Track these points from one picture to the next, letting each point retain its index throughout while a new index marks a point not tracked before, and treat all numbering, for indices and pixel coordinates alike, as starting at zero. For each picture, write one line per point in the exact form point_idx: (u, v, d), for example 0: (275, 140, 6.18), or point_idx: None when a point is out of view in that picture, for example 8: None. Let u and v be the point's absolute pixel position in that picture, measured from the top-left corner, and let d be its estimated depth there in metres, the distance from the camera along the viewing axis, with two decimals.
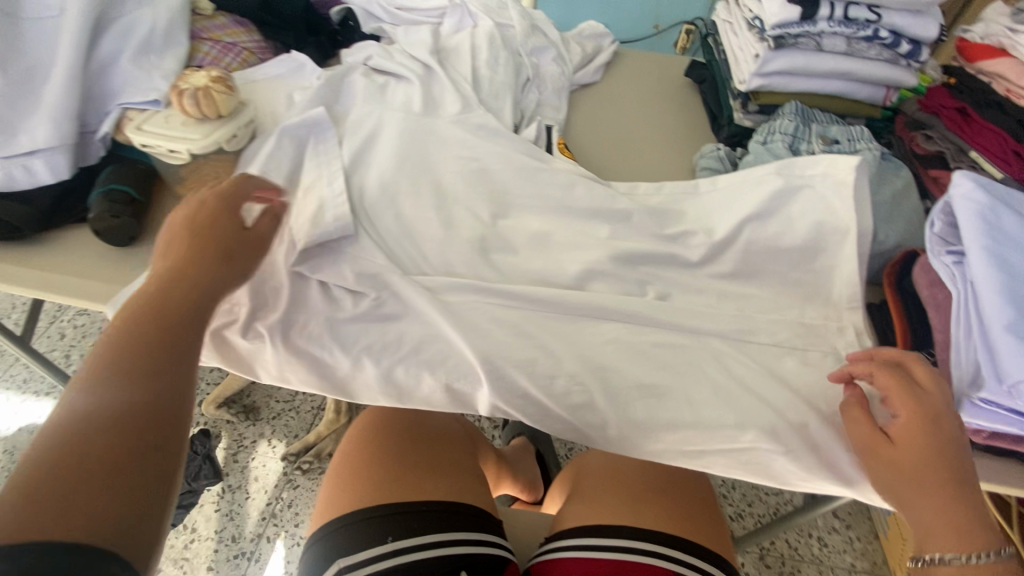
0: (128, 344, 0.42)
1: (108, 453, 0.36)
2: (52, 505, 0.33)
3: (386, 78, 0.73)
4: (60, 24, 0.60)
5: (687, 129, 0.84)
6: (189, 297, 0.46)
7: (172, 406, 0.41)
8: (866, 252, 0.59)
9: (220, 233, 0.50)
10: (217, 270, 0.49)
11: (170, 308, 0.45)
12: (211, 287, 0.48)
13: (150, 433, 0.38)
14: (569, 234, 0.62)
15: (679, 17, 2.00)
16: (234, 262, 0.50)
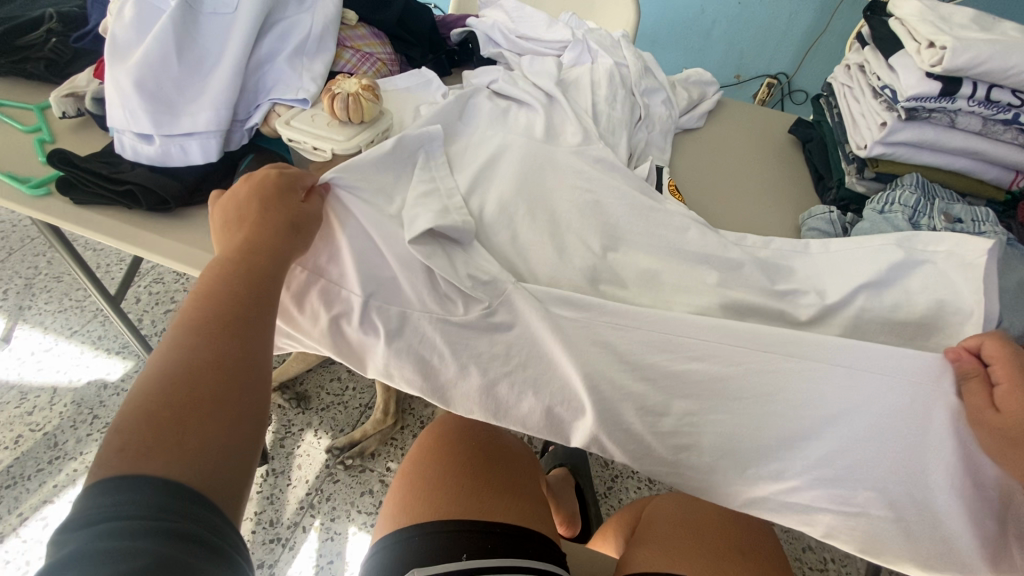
0: (205, 307, 0.45)
1: (193, 406, 0.39)
2: (154, 450, 0.36)
3: (508, 103, 0.76)
4: (232, 22, 0.66)
5: (793, 184, 0.84)
6: (255, 262, 0.49)
7: (242, 364, 0.44)
8: None
9: (281, 203, 0.53)
10: (283, 236, 0.51)
11: (240, 272, 0.48)
12: (276, 251, 0.50)
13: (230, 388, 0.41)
14: (677, 276, 0.63)
15: (763, 70, 2.00)
16: (301, 230, 0.52)
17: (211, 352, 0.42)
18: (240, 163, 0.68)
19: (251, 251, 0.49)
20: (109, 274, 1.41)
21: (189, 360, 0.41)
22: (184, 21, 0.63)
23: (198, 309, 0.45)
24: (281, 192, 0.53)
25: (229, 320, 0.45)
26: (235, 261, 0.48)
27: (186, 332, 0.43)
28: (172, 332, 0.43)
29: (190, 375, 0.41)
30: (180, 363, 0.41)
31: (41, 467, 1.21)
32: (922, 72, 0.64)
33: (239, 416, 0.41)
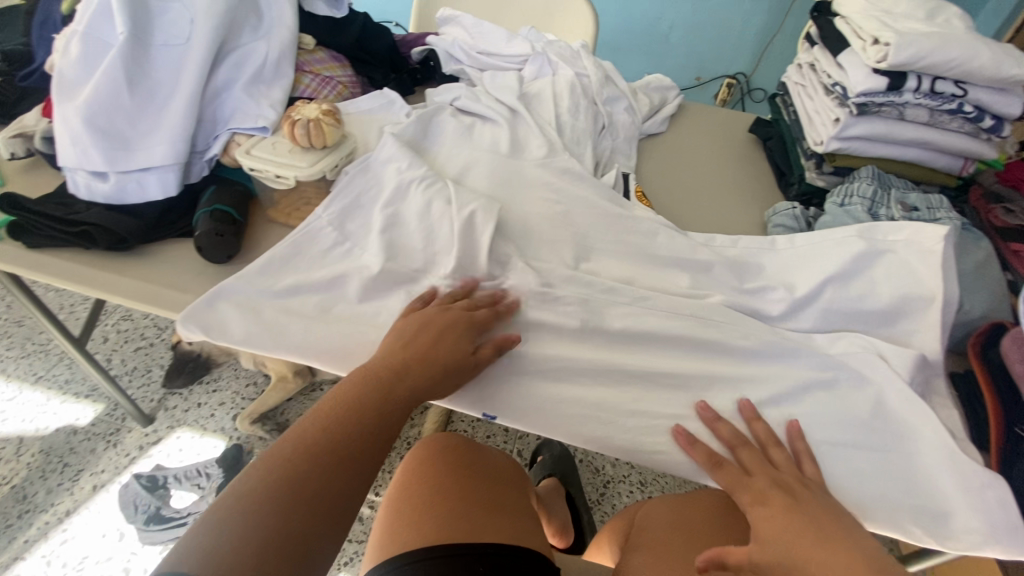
0: (314, 437, 0.47)
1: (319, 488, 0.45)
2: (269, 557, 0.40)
3: (472, 119, 0.76)
4: (185, 53, 0.65)
5: (757, 183, 0.85)
6: (385, 406, 0.50)
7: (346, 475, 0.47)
8: (951, 321, 0.59)
9: (446, 340, 0.53)
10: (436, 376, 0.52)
11: (355, 417, 0.49)
12: (416, 393, 0.52)
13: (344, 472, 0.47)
14: (650, 281, 0.63)
15: (723, 71, 2.05)
16: (459, 380, 0.53)
17: (328, 478, 0.45)
18: (201, 195, 0.66)
19: (368, 383, 0.50)
20: (72, 315, 1.36)
21: (300, 491, 0.44)
22: (132, 55, 0.62)
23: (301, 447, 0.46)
24: (451, 337, 0.53)
25: (346, 449, 0.47)
26: (359, 398, 0.50)
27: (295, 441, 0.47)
28: (276, 457, 0.45)
29: (298, 508, 0.43)
30: (297, 492, 0.44)
31: (11, 523, 1.15)
32: (869, 68, 0.67)
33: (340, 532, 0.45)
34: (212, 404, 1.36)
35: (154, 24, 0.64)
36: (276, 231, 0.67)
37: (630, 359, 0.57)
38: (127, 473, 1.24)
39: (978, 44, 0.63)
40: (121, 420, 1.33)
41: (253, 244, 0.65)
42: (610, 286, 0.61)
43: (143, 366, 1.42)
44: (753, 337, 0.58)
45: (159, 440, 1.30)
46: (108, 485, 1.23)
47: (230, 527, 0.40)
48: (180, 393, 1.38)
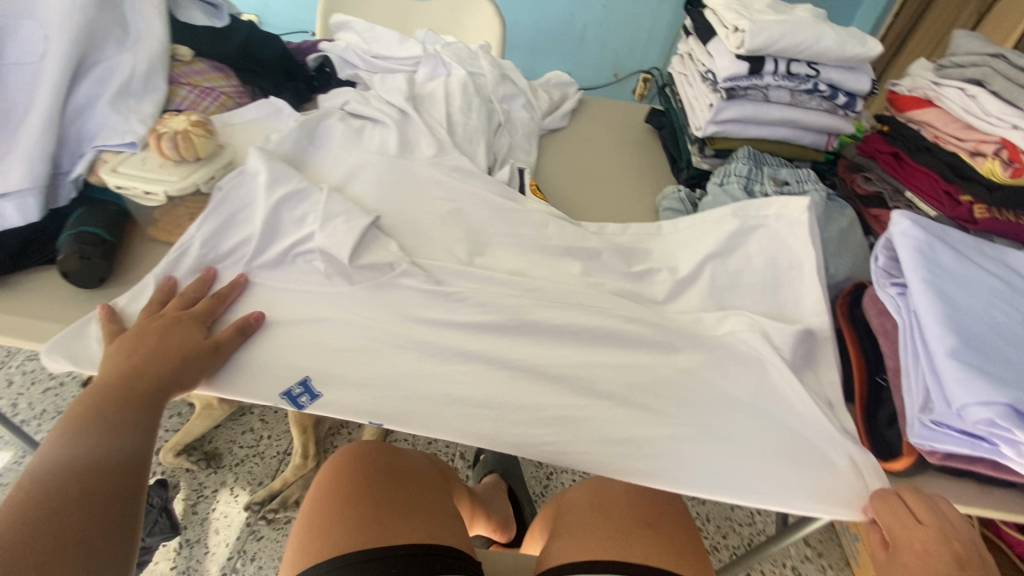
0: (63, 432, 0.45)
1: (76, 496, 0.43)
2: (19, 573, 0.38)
3: (363, 122, 0.75)
4: (36, 69, 0.61)
5: (651, 170, 0.89)
6: (141, 409, 0.48)
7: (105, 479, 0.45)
8: (817, 285, 0.63)
9: (188, 330, 0.53)
10: (183, 363, 0.51)
11: (96, 425, 0.46)
12: (170, 386, 0.50)
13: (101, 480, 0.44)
14: (542, 271, 0.65)
15: (638, 66, 2.12)
16: (207, 366, 0.53)
17: (92, 483, 0.44)
18: (69, 218, 0.63)
19: (119, 394, 0.48)
20: None
21: (46, 509, 0.41)
22: None
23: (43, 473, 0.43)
24: (189, 328, 0.53)
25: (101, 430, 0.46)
26: (115, 412, 0.47)
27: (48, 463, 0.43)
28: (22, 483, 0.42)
29: (55, 523, 0.40)
30: (49, 493, 0.42)
31: None
32: (732, 54, 0.71)
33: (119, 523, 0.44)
34: None
35: (8, 44, 0.63)
36: (157, 250, 0.64)
37: (523, 348, 0.58)
38: None
39: (822, 28, 0.69)
40: None
41: (131, 266, 0.62)
42: (502, 279, 0.62)
43: (53, 408, 1.33)
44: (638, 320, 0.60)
45: None
46: None
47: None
48: None
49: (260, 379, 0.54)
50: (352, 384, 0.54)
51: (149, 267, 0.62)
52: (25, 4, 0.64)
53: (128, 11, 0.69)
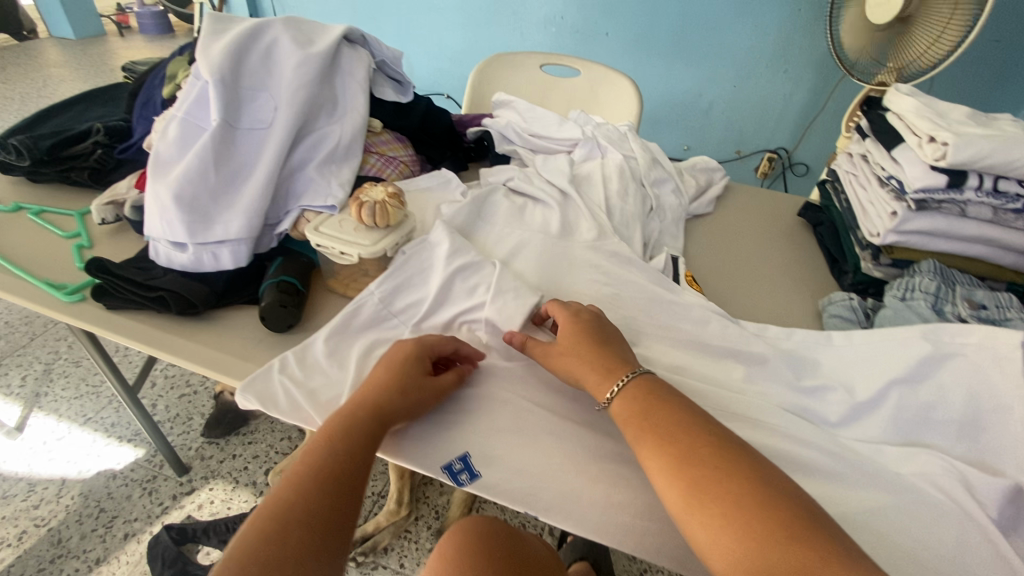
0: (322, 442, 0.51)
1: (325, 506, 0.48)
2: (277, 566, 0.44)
3: (524, 200, 0.79)
4: (268, 136, 0.70)
5: (807, 269, 0.84)
6: (365, 442, 0.51)
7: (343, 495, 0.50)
8: None
9: (413, 371, 0.55)
10: (402, 402, 0.54)
11: (345, 440, 0.51)
12: (388, 424, 0.53)
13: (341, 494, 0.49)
14: (702, 371, 0.62)
15: (763, 145, 2.07)
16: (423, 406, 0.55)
17: (320, 508, 0.48)
18: (269, 265, 0.70)
19: (348, 425, 0.52)
20: (126, 360, 1.42)
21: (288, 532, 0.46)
22: (222, 138, 0.67)
23: (286, 494, 0.48)
24: (415, 369, 0.56)
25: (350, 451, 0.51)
26: (344, 442, 0.51)
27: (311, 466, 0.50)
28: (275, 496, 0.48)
29: (287, 546, 0.45)
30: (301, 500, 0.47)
31: (43, 567, 1.15)
32: (927, 165, 0.66)
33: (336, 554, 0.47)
34: (246, 456, 1.38)
35: (243, 110, 0.71)
36: (334, 302, 0.69)
37: None
38: (157, 523, 1.24)
39: None
40: (158, 467, 1.34)
41: (313, 314, 0.67)
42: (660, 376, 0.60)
43: (185, 413, 1.46)
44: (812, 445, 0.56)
45: (192, 490, 1.30)
46: (138, 534, 1.22)
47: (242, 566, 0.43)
48: (217, 443, 1.40)
49: (423, 446, 0.55)
50: (509, 466, 0.54)
51: (328, 318, 0.67)
52: (263, 79, 0.73)
53: (339, 89, 0.78)
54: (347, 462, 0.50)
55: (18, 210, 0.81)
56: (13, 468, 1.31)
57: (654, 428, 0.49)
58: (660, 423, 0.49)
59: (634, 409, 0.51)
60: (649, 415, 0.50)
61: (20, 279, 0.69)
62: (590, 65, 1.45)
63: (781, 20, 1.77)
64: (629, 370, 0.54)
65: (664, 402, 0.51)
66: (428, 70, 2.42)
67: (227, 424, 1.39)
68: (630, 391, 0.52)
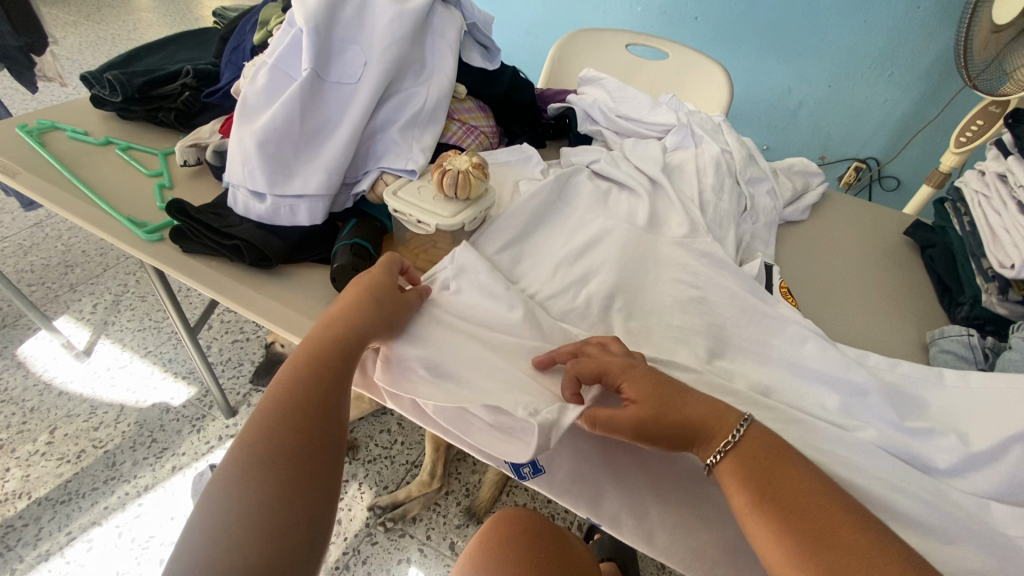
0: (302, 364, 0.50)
1: (305, 443, 0.46)
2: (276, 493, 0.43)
3: (609, 185, 0.74)
4: (354, 91, 0.68)
5: (913, 295, 0.76)
6: (341, 356, 0.51)
7: (327, 434, 0.48)
8: None
9: (380, 284, 0.56)
10: (370, 317, 0.53)
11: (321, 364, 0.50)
12: (360, 339, 0.52)
13: (317, 424, 0.47)
14: (791, 394, 0.57)
15: (852, 153, 1.92)
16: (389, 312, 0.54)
17: (296, 445, 0.45)
18: (343, 225, 0.69)
19: (319, 349, 0.51)
20: (187, 300, 1.47)
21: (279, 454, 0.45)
22: (309, 89, 0.65)
23: (270, 418, 0.46)
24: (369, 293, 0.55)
25: (324, 378, 0.49)
26: (326, 348, 0.51)
27: (292, 395, 0.48)
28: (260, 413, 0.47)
29: (277, 483, 0.43)
30: (294, 429, 0.46)
31: (98, 485, 1.22)
32: None
33: (327, 483, 0.46)
34: None
35: (332, 63, 0.68)
36: None
37: None
38: (202, 460, 1.29)
39: None
40: (208, 406, 1.39)
41: None
42: (746, 395, 0.55)
43: (237, 359, 1.50)
44: (915, 495, 0.49)
45: (236, 434, 1.34)
46: (184, 468, 1.27)
47: (227, 486, 0.42)
48: (264, 392, 1.43)
49: None
50: (577, 468, 0.51)
51: None
52: (355, 33, 0.70)
53: (428, 49, 0.75)
54: (317, 382, 0.49)
55: (107, 144, 0.83)
56: (79, 389, 1.39)
57: (760, 491, 0.43)
58: (774, 483, 0.43)
59: (746, 473, 0.44)
60: (762, 485, 0.43)
61: (104, 212, 0.70)
62: (680, 49, 1.37)
63: (897, 18, 1.61)
64: (739, 423, 0.47)
65: (788, 463, 0.45)
66: (503, 41, 2.36)
67: (274, 373, 1.43)
68: (745, 447, 0.45)
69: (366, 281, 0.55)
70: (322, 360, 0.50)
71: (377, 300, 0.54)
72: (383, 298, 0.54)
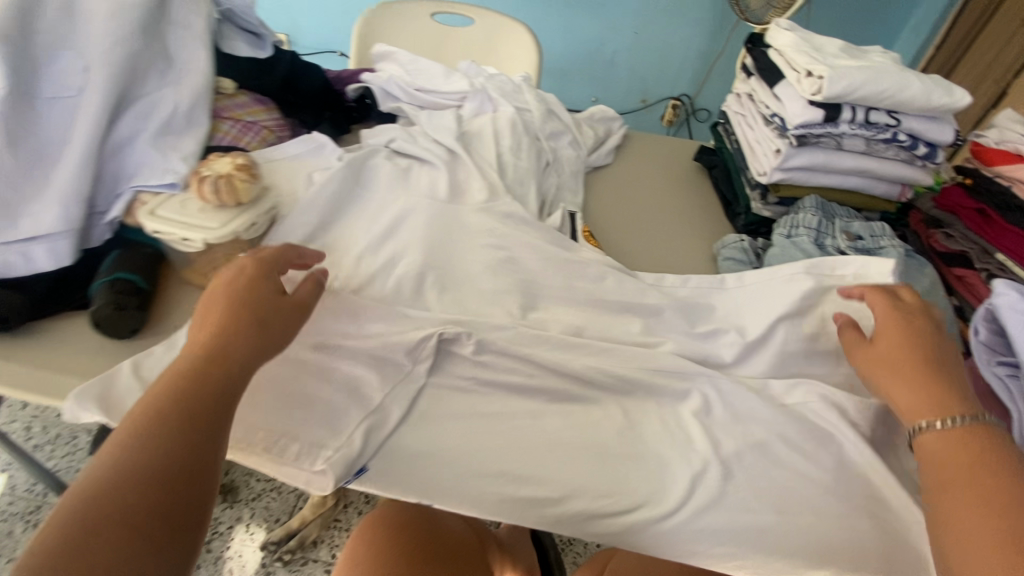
0: (173, 377, 0.40)
1: (154, 485, 0.36)
2: (106, 555, 0.33)
3: (408, 162, 0.72)
4: (79, 104, 0.58)
5: (704, 213, 0.84)
6: (221, 356, 0.42)
7: (205, 469, 0.38)
8: None
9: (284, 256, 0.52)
10: (262, 324, 0.45)
11: (196, 373, 0.41)
12: (244, 366, 0.43)
13: (178, 452, 0.37)
14: (600, 329, 0.60)
15: (668, 92, 2.08)
16: (285, 329, 0.47)
17: (155, 491, 0.36)
18: (104, 259, 0.59)
19: (199, 363, 0.41)
20: None
21: (124, 506, 0.34)
22: (13, 109, 0.55)
23: (120, 457, 0.36)
24: (260, 282, 0.47)
25: (193, 395, 0.40)
26: (208, 346, 0.43)
27: (142, 420, 0.38)
28: (110, 443, 0.37)
29: (128, 542, 0.33)
30: (148, 470, 0.36)
31: None
32: (805, 99, 0.66)
33: (193, 521, 0.36)
34: None
35: (41, 75, 0.58)
36: (191, 296, 0.60)
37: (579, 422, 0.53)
38: None
39: (906, 76, 0.64)
40: (40, 495, 1.18)
41: (165, 314, 0.58)
42: (559, 340, 0.58)
43: (68, 432, 1.29)
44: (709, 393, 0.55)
45: None
46: None
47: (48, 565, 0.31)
48: None
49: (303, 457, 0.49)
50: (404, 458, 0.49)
51: (184, 315, 0.59)
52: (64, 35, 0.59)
53: (171, 45, 0.67)
54: (176, 396, 0.40)
55: None
56: None
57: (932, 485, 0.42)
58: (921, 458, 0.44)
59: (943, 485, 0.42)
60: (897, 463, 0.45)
61: None
62: (485, 14, 1.36)
63: None
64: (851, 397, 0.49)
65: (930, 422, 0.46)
66: None
67: None
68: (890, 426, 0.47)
69: (252, 276, 0.48)
70: (188, 362, 0.41)
71: (252, 302, 0.46)
72: (274, 309, 0.47)
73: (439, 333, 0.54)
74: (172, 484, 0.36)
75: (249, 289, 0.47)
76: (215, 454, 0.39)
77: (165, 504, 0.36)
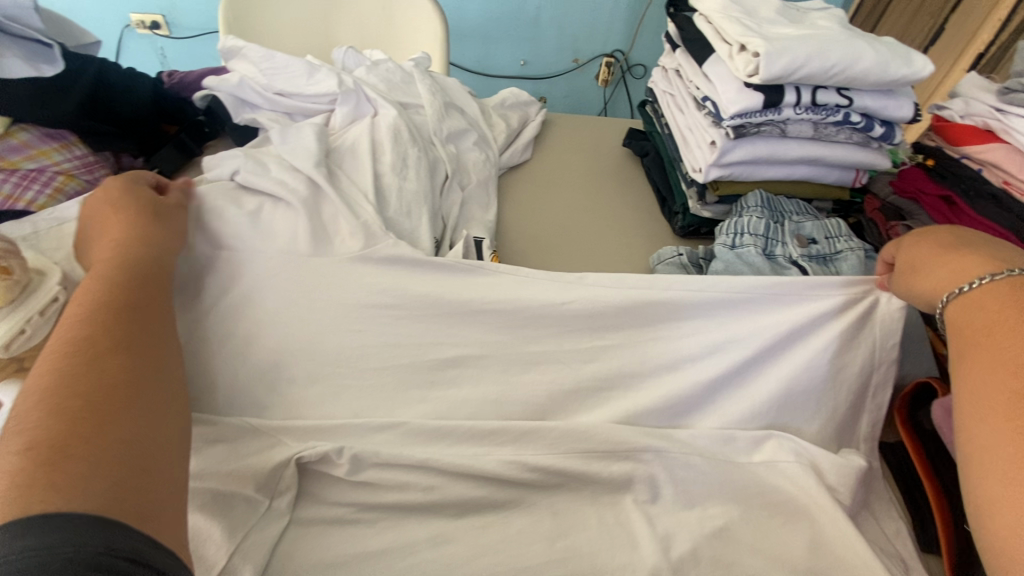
0: (76, 314, 0.37)
1: (114, 357, 0.34)
2: (108, 407, 0.31)
3: (260, 201, 0.56)
4: None
5: (638, 214, 0.73)
6: (132, 285, 0.41)
7: (150, 343, 0.38)
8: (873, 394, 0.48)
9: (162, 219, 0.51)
10: (157, 236, 0.48)
11: (113, 295, 0.39)
12: (158, 263, 0.46)
13: (129, 354, 0.36)
14: (517, 400, 0.48)
15: (600, 49, 1.92)
16: (176, 227, 0.51)
17: (114, 352, 0.35)
18: None
19: (100, 287, 0.40)
20: None
21: (94, 372, 0.33)
22: None
23: (66, 343, 0.34)
24: (146, 242, 0.46)
25: (119, 302, 0.39)
26: (102, 289, 0.40)
27: (66, 332, 0.35)
28: (36, 386, 0.31)
29: (109, 381, 0.33)
30: (99, 344, 0.35)
31: None
32: (740, 82, 0.54)
33: (169, 392, 0.36)
34: None
35: None
36: None
37: (493, 543, 0.41)
38: None
39: (857, 43, 0.52)
40: None
41: None
42: (463, 429, 0.45)
43: None
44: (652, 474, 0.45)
45: None
46: None
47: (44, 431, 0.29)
48: None
49: None
50: None
51: None
52: None
53: None
54: (103, 315, 0.37)
55: None
56: None
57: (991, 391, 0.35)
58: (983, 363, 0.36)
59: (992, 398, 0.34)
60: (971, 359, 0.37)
61: None
62: None
63: None
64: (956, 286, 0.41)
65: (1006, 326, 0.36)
66: None
67: None
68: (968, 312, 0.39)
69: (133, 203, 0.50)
70: (98, 299, 0.38)
71: (149, 222, 0.48)
72: (159, 212, 0.50)
73: (298, 456, 0.42)
74: (135, 368, 0.35)
75: (135, 232, 0.47)
76: (156, 338, 0.39)
77: (136, 375, 0.34)
